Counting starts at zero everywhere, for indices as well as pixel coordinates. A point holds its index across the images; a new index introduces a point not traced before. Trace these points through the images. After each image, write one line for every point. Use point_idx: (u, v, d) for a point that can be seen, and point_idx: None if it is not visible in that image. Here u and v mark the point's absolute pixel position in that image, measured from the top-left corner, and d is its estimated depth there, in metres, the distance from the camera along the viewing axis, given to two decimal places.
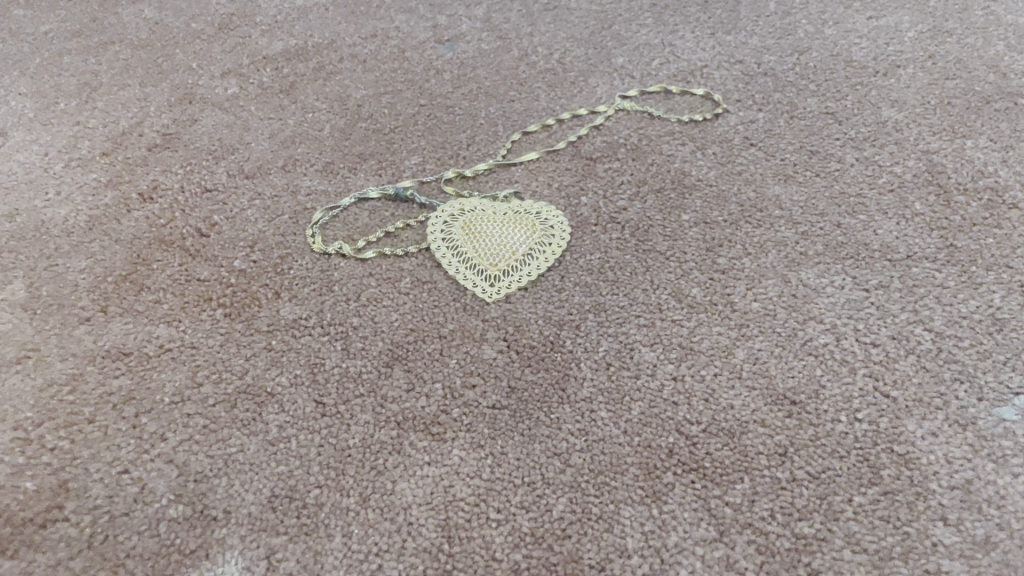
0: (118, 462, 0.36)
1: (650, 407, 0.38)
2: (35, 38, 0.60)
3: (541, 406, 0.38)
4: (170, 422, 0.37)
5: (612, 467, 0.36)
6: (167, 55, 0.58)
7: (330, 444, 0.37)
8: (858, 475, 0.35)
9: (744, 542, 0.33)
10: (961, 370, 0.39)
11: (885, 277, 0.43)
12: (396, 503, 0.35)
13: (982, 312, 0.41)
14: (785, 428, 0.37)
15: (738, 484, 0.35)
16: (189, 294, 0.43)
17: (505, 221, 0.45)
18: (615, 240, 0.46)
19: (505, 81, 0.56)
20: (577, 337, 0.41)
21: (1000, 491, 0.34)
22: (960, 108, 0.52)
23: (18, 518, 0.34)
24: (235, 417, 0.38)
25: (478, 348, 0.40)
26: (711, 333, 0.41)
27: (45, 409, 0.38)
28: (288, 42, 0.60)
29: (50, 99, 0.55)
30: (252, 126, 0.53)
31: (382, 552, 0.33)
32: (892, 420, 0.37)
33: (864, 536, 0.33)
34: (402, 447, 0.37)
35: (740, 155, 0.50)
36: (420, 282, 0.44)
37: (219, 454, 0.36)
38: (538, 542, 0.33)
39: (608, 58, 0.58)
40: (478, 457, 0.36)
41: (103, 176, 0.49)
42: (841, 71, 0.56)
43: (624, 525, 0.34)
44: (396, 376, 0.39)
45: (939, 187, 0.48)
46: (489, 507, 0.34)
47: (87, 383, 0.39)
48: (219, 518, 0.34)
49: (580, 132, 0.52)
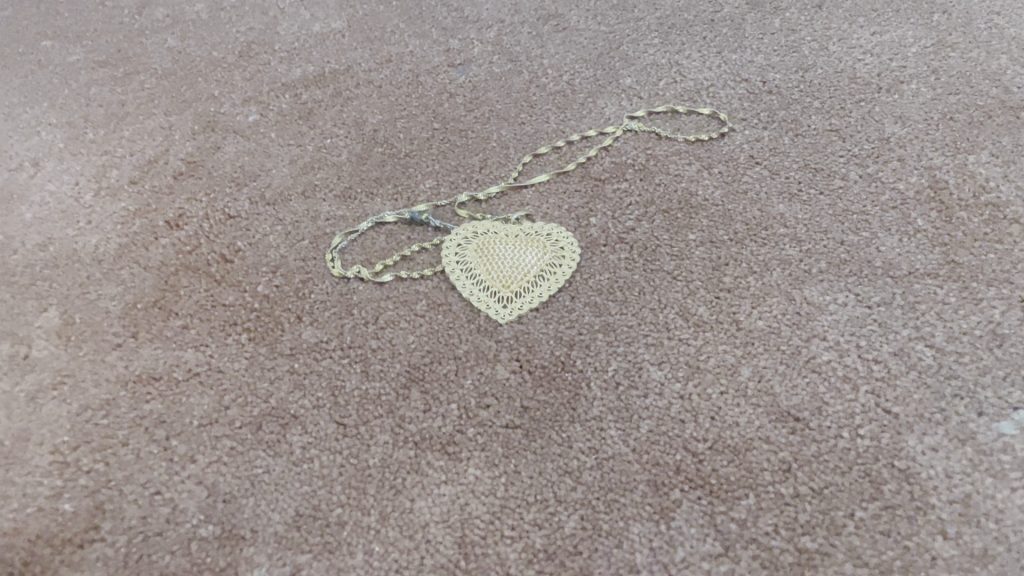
0: (151, 484, 0.38)
1: (658, 425, 0.39)
2: (63, 69, 0.62)
3: (552, 425, 0.39)
4: (199, 445, 0.39)
5: (621, 484, 0.37)
6: (189, 84, 0.60)
7: (351, 464, 0.38)
8: (860, 490, 0.36)
9: (748, 557, 0.35)
10: (960, 386, 0.40)
11: (887, 294, 0.44)
12: (414, 521, 0.36)
13: (983, 327, 0.42)
14: (789, 445, 0.38)
15: (743, 499, 0.36)
16: (215, 319, 0.45)
17: (517, 243, 0.47)
18: (623, 260, 0.47)
19: (516, 104, 0.58)
20: (587, 358, 0.42)
21: (998, 505, 0.35)
22: (963, 123, 0.53)
23: (58, 538, 0.36)
24: (260, 439, 0.40)
25: (492, 369, 0.42)
26: (717, 352, 0.42)
27: (81, 433, 0.40)
28: (306, 68, 0.61)
29: (79, 129, 0.57)
30: (272, 152, 0.55)
31: (402, 569, 0.35)
32: (893, 435, 0.38)
33: (865, 550, 0.35)
34: (420, 466, 0.38)
35: (746, 174, 0.52)
36: (436, 305, 0.45)
37: (246, 475, 0.38)
38: (550, 558, 0.35)
39: (616, 79, 0.59)
40: (493, 476, 0.38)
41: (131, 204, 0.51)
42: (846, 87, 0.57)
43: (633, 541, 0.35)
44: (413, 397, 0.41)
45: (941, 202, 0.49)
46: (504, 524, 0.36)
47: (120, 407, 0.41)
48: (247, 537, 0.36)
49: (590, 153, 0.54)
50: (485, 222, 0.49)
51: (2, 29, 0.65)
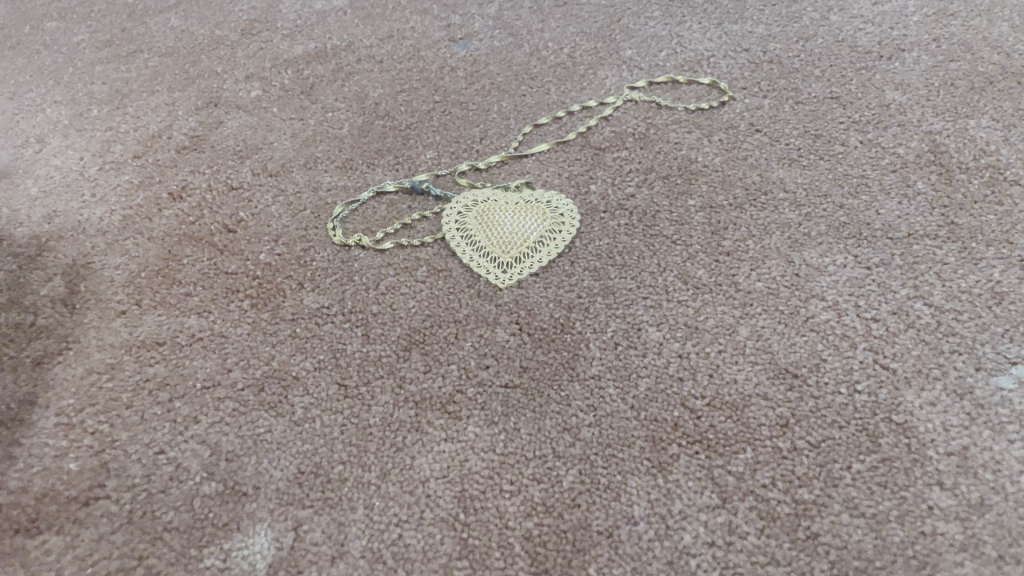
0: (154, 444, 0.38)
1: (656, 383, 0.39)
2: (69, 50, 0.62)
3: (551, 384, 0.40)
4: (202, 406, 0.40)
5: (620, 440, 0.37)
6: (193, 62, 0.61)
7: (352, 423, 0.39)
8: (858, 444, 0.36)
9: (746, 508, 0.35)
10: (959, 343, 0.40)
11: (886, 255, 0.44)
12: (414, 477, 0.37)
13: (981, 286, 0.42)
14: (787, 401, 0.38)
15: (742, 454, 0.36)
16: (218, 287, 0.45)
17: (517, 209, 0.47)
18: (622, 226, 0.47)
19: (516, 77, 0.58)
20: (585, 320, 0.43)
21: (996, 457, 0.36)
22: (964, 89, 0.53)
23: (64, 496, 0.37)
24: (262, 400, 0.40)
25: (492, 332, 0.42)
26: (716, 313, 0.42)
27: (86, 396, 0.40)
28: (308, 45, 0.62)
29: (84, 106, 0.57)
30: (275, 126, 0.55)
31: (402, 522, 0.35)
32: (891, 391, 0.38)
33: (863, 501, 0.35)
34: (420, 424, 0.39)
35: (745, 141, 0.52)
36: (436, 271, 0.46)
37: (248, 435, 0.39)
38: (549, 511, 0.35)
39: (616, 51, 0.59)
40: (492, 433, 0.38)
41: (135, 178, 0.52)
42: (846, 56, 0.57)
43: (632, 494, 0.35)
44: (414, 359, 0.41)
45: (941, 166, 0.49)
46: (503, 479, 0.36)
47: (125, 371, 0.41)
48: (250, 493, 0.37)
49: (589, 123, 0.54)
50: (485, 189, 0.50)
51: (9, 13, 0.66)
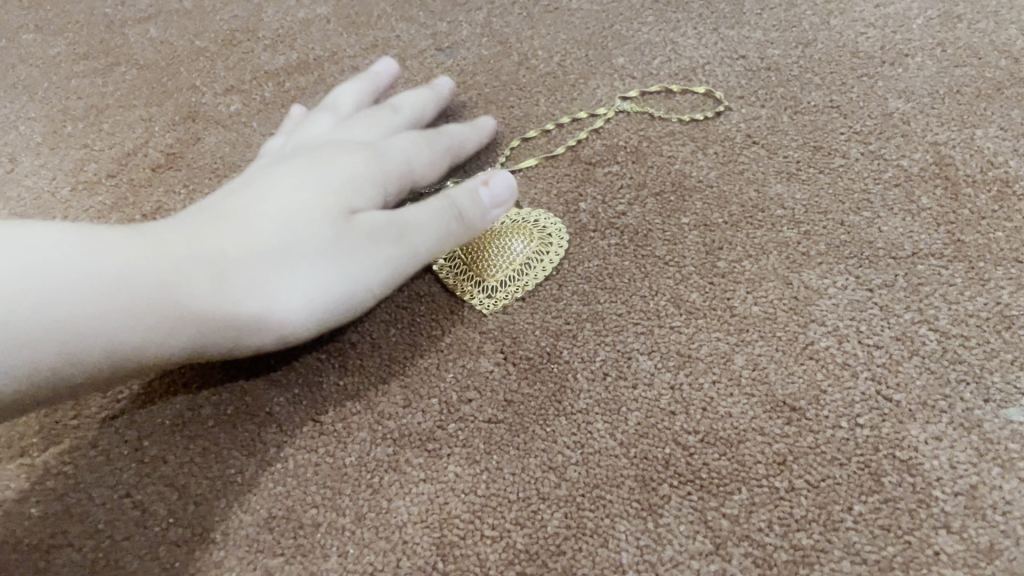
0: (121, 487, 0.37)
1: (647, 417, 0.37)
2: (44, 63, 0.61)
3: (537, 419, 0.38)
4: (171, 445, 0.38)
5: (608, 480, 0.36)
6: (171, 74, 0.59)
7: (327, 463, 0.37)
8: (859, 483, 0.35)
9: (740, 554, 0.34)
10: (967, 372, 0.38)
11: (889, 276, 0.42)
12: (391, 522, 0.36)
13: (991, 309, 0.40)
14: (784, 436, 0.36)
15: (735, 494, 0.35)
16: None
17: (504, 231, 0.46)
18: (613, 246, 0.45)
19: (504, 87, 0.56)
20: (574, 348, 0.41)
21: (1005, 497, 0.34)
22: (970, 96, 0.51)
23: (26, 544, 0.35)
24: (234, 439, 0.38)
25: (476, 361, 0.40)
26: (710, 340, 0.40)
27: (50, 435, 0.39)
28: (290, 55, 0.60)
29: (58, 123, 0.56)
30: (254, 142, 0.54)
31: (377, 571, 0.34)
32: (895, 424, 0.36)
33: (864, 546, 0.33)
34: (398, 464, 0.37)
35: (742, 154, 0.49)
36: (418, 295, 0.43)
37: (218, 476, 0.37)
38: (532, 559, 0.34)
39: (608, 59, 0.57)
40: (474, 473, 0.36)
41: (109, 200, 0.51)
42: (847, 62, 0.54)
43: (619, 539, 0.34)
44: (393, 393, 0.39)
45: (946, 179, 0.46)
46: (484, 524, 0.35)
47: (90, 407, 0.39)
48: (218, 540, 0.36)
49: (580, 135, 0.52)
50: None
51: None
